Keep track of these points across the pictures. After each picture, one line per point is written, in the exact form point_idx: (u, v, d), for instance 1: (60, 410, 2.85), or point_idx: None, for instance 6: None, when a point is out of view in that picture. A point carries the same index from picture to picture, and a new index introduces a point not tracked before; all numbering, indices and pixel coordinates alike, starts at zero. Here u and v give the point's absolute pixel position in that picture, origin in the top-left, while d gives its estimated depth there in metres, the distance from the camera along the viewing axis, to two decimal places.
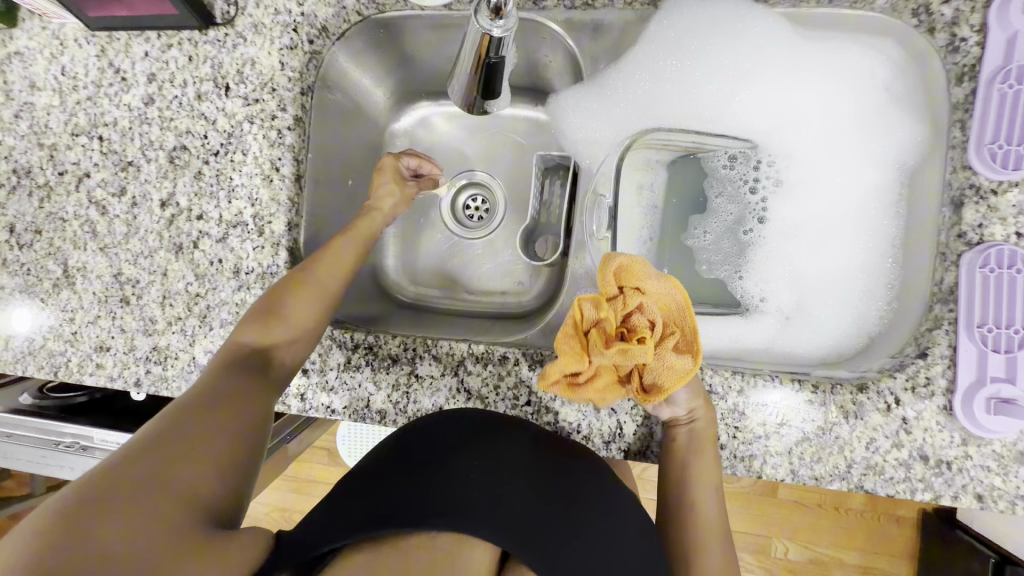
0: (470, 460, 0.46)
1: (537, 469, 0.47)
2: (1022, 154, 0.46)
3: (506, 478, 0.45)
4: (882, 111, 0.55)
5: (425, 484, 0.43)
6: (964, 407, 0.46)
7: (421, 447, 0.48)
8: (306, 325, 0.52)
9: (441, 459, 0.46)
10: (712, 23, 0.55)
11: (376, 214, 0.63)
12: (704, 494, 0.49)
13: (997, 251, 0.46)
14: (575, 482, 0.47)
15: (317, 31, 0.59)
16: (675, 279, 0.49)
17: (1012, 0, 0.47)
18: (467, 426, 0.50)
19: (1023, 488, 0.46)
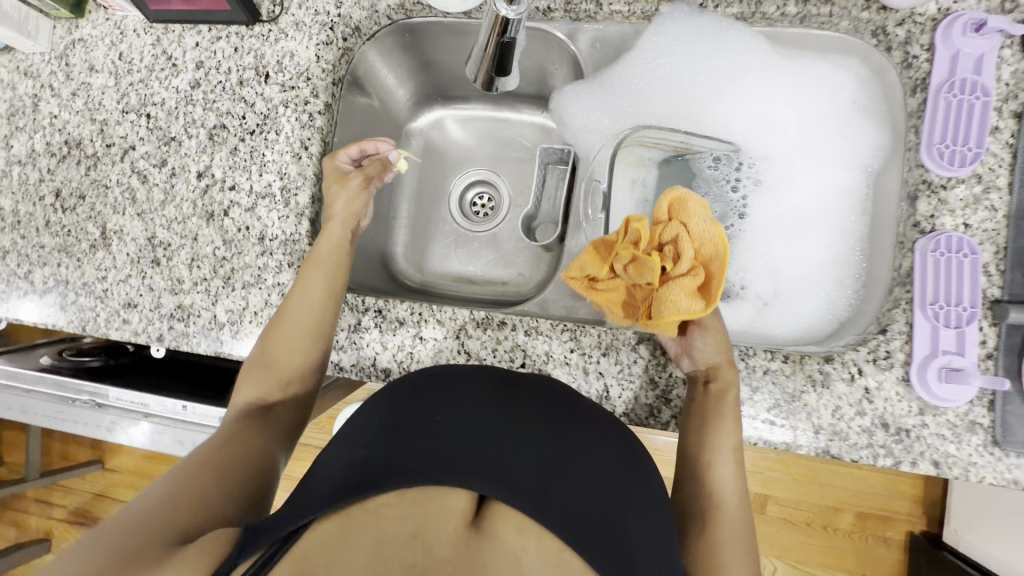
0: (435, 416, 0.44)
1: (511, 414, 0.45)
2: (967, 154, 0.52)
3: (476, 422, 0.43)
4: (850, 121, 0.61)
5: (395, 447, 0.41)
6: (922, 377, 0.51)
7: (390, 406, 0.47)
8: (293, 360, 0.57)
9: (408, 416, 0.44)
10: (700, 35, 0.61)
11: (331, 225, 0.61)
12: (727, 457, 0.50)
13: (945, 236, 0.51)
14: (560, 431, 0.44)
15: (351, 31, 0.67)
16: (722, 227, 0.51)
17: (956, 20, 0.52)
18: (435, 380, 0.49)
19: (975, 456, 0.50)
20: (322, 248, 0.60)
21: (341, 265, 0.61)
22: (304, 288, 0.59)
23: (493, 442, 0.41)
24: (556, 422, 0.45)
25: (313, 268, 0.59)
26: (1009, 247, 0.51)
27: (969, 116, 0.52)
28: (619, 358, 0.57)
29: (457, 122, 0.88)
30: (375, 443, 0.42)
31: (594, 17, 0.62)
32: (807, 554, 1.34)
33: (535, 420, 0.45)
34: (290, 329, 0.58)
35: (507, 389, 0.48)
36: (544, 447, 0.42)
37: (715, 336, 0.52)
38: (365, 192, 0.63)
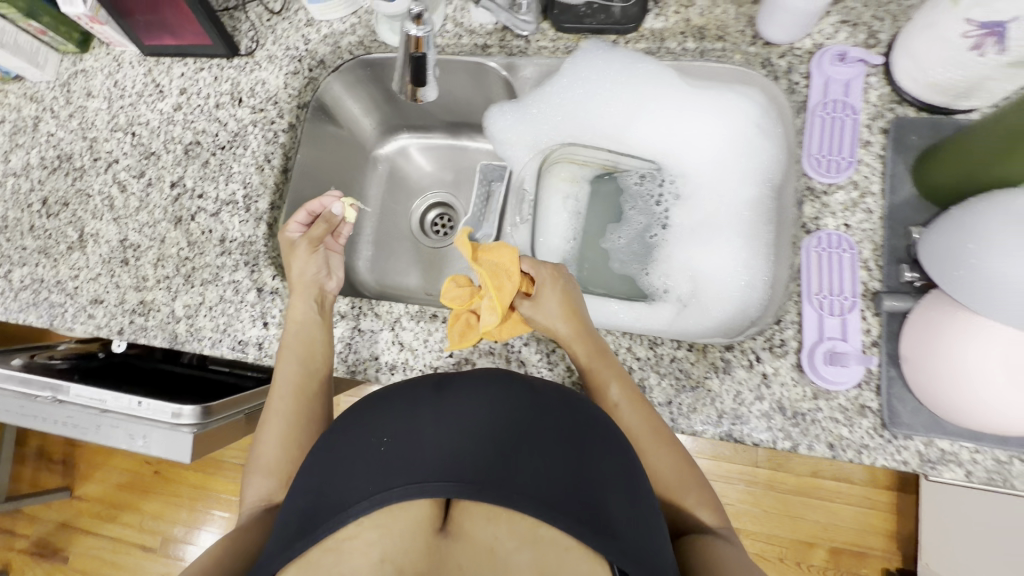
0: (376, 440, 0.44)
1: (451, 412, 0.45)
2: (840, 163, 0.58)
3: (419, 428, 0.44)
4: (754, 142, 0.68)
5: (349, 476, 0.43)
6: (811, 357, 0.54)
7: (341, 430, 0.47)
8: (283, 453, 0.59)
9: (355, 442, 0.45)
10: (612, 65, 0.68)
11: (296, 298, 0.63)
12: (619, 408, 0.54)
13: (822, 237, 0.57)
14: (508, 413, 0.45)
15: (316, 63, 0.76)
16: (505, 248, 0.58)
17: (824, 54, 0.60)
18: (377, 395, 0.49)
19: (867, 438, 0.53)
20: (293, 327, 0.63)
21: (316, 343, 0.63)
22: (283, 376, 0.62)
23: (442, 445, 0.42)
24: (506, 405, 0.45)
25: (288, 353, 0.62)
26: (885, 244, 0.56)
27: (840, 133, 0.59)
28: (539, 347, 0.62)
29: (421, 151, 0.96)
30: (331, 478, 0.44)
31: (525, 52, 0.70)
32: None
33: (479, 406, 0.45)
34: (277, 425, 0.61)
35: (443, 386, 0.48)
36: (493, 437, 0.42)
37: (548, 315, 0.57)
38: (319, 250, 0.67)
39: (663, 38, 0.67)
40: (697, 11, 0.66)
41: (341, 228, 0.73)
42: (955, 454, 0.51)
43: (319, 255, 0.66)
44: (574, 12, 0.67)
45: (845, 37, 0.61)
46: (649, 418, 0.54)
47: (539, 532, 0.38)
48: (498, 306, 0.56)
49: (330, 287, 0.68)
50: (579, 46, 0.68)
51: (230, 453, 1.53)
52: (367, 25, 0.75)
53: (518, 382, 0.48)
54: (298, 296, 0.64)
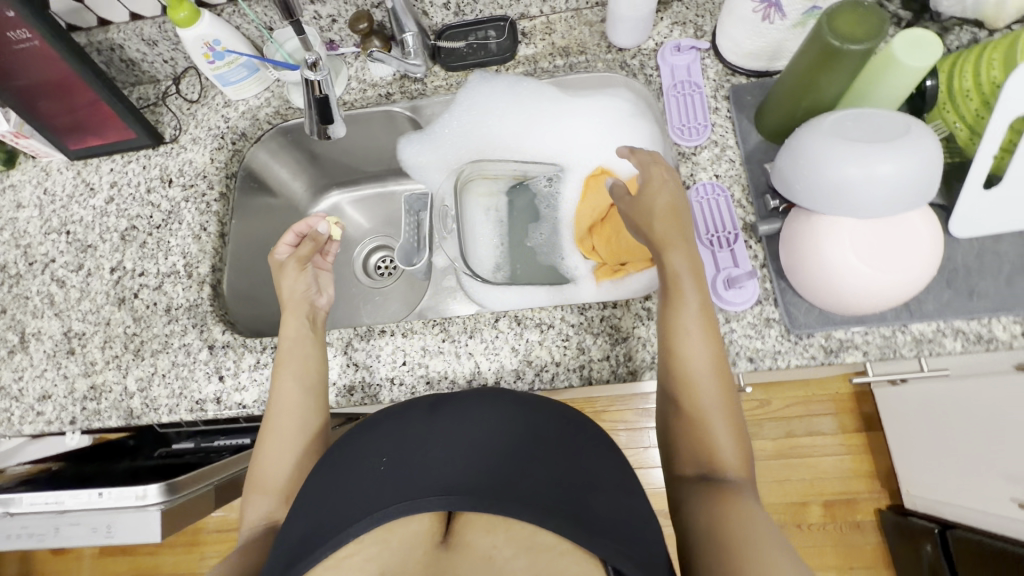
0: (376, 459, 0.47)
1: (449, 427, 0.48)
2: (699, 129, 0.69)
3: (418, 448, 0.46)
4: (630, 128, 0.76)
5: (346, 495, 0.45)
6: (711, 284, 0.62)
7: (338, 458, 0.49)
8: (283, 469, 0.59)
9: (353, 467, 0.47)
10: (499, 92, 0.78)
11: (289, 315, 0.66)
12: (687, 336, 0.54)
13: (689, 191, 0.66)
14: (505, 424, 0.48)
15: (238, 137, 0.83)
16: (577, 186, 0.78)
17: (665, 50, 0.73)
18: (372, 420, 0.51)
19: (777, 344, 0.60)
20: (292, 350, 0.64)
21: (310, 360, 0.64)
22: (283, 394, 0.62)
23: (438, 462, 0.45)
24: (497, 419, 0.48)
25: (284, 372, 0.63)
26: (750, 184, 0.66)
27: (692, 105, 0.70)
28: (484, 337, 0.65)
29: (353, 204, 1.01)
30: (327, 499, 0.45)
31: (424, 93, 0.80)
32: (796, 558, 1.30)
33: (475, 421, 0.48)
34: (277, 443, 0.60)
35: (439, 409, 0.51)
36: (489, 450, 0.46)
37: (652, 218, 0.59)
38: (307, 269, 0.71)
39: (536, 60, 0.78)
40: (559, 35, 0.78)
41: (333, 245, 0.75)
42: (851, 339, 0.59)
43: (308, 274, 0.70)
44: (458, 53, 0.78)
45: (679, 33, 0.74)
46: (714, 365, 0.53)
47: (537, 540, 0.40)
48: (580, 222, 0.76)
49: (322, 299, 0.71)
50: (467, 79, 0.78)
51: (207, 561, 1.43)
52: (280, 96, 0.82)
53: (509, 397, 0.51)
54: (290, 317, 0.66)
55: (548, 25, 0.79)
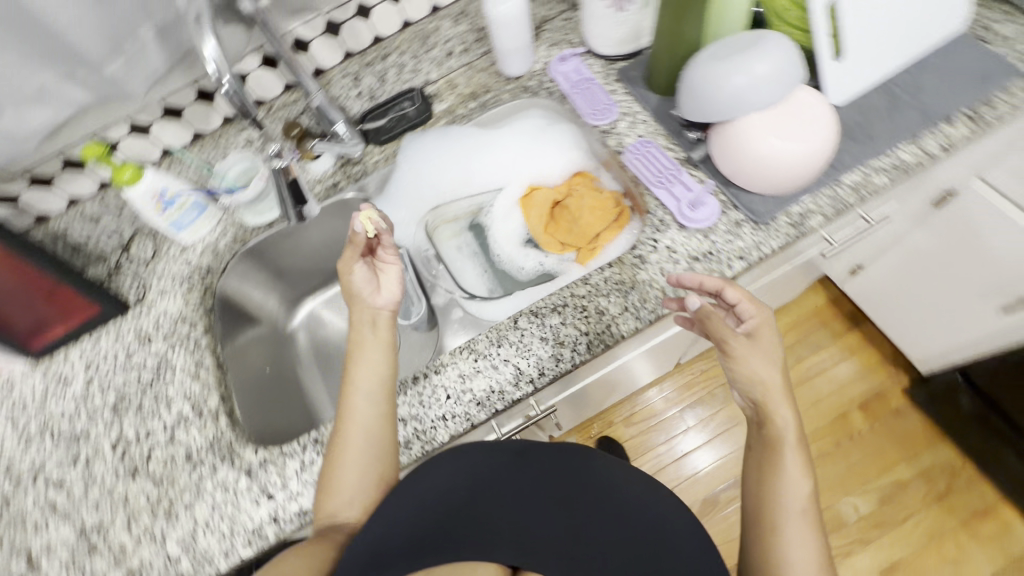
0: (462, 493, 0.58)
1: (533, 484, 0.60)
2: (607, 108, 0.81)
3: (502, 503, 0.58)
4: (547, 132, 0.88)
5: (433, 525, 0.56)
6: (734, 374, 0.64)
7: (422, 486, 0.58)
8: (361, 468, 0.59)
9: (439, 497, 0.58)
10: (431, 145, 0.87)
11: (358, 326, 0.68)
12: (790, 541, 0.55)
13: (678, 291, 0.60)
14: (583, 487, 0.60)
15: (205, 273, 0.84)
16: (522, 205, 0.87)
17: (552, 65, 0.86)
18: (457, 459, 0.60)
19: (754, 238, 0.68)
20: (364, 369, 0.64)
21: (382, 363, 0.65)
22: (358, 413, 0.61)
23: (512, 512, 0.58)
24: (573, 484, 0.60)
25: (356, 379, 0.64)
26: (669, 131, 0.77)
27: (594, 93, 0.82)
28: (512, 341, 0.68)
29: (330, 308, 1.01)
30: (416, 521, 0.56)
31: (367, 169, 0.86)
32: (867, 468, 1.30)
33: (557, 483, 0.60)
34: (352, 448, 0.60)
35: (526, 460, 0.61)
36: (563, 513, 0.58)
37: (759, 378, 0.59)
38: (360, 262, 0.70)
39: (452, 110, 0.88)
40: (462, 86, 0.90)
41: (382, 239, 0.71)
42: (807, 209, 0.68)
43: (362, 267, 0.70)
44: (384, 128, 0.87)
45: (558, 48, 0.88)
46: (815, 555, 0.54)
47: None
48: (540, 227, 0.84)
49: (379, 300, 0.69)
50: (400, 146, 0.87)
51: None
52: (234, 223, 0.86)
53: (589, 459, 0.62)
54: (358, 334, 0.68)
55: (451, 83, 0.90)
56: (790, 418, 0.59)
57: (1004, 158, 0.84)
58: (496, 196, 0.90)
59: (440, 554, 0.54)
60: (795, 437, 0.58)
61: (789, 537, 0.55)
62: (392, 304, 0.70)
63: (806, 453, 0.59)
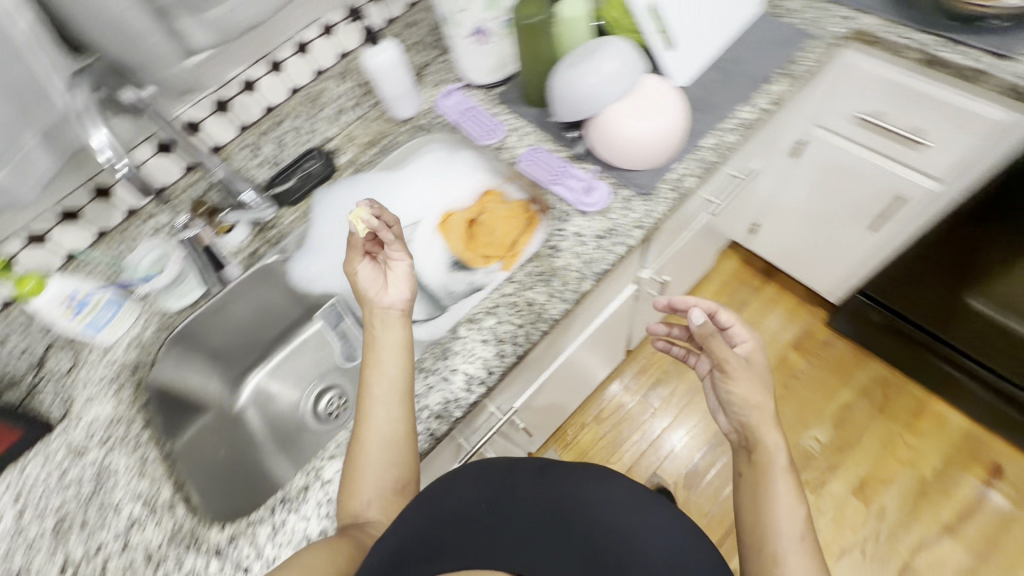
0: (474, 505, 0.60)
1: (546, 502, 0.60)
2: (492, 129, 0.89)
3: (515, 522, 0.59)
4: (449, 160, 0.94)
5: (442, 532, 0.56)
6: (724, 405, 0.65)
7: (437, 496, 0.60)
8: (386, 468, 0.61)
9: (451, 505, 0.59)
10: (342, 193, 0.91)
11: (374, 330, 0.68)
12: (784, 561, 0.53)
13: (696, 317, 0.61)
14: (597, 510, 0.59)
15: (133, 368, 0.81)
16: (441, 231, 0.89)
17: (438, 103, 0.94)
18: (471, 476, 0.63)
19: (644, 208, 0.77)
20: (380, 373, 0.65)
21: (400, 368, 0.65)
22: (376, 418, 0.62)
23: (520, 537, 0.58)
24: (590, 503, 0.59)
25: (373, 388, 0.64)
26: (552, 135, 0.86)
27: (479, 118, 0.91)
28: (454, 351, 0.71)
29: (276, 377, 0.99)
30: (425, 526, 0.56)
31: (285, 232, 0.89)
32: (816, 401, 1.41)
33: (573, 500, 0.60)
34: (375, 450, 0.61)
35: (550, 474, 0.63)
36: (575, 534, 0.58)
37: (742, 394, 0.62)
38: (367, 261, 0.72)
39: (354, 160, 0.94)
40: (360, 136, 0.95)
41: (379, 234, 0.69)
42: (680, 174, 0.78)
43: (367, 267, 0.72)
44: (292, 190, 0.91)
45: (439, 87, 0.96)
46: None
47: None
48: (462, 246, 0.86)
49: (386, 299, 0.70)
50: (312, 202, 0.91)
51: None
52: (156, 312, 0.84)
53: (610, 481, 0.61)
54: (370, 336, 0.68)
55: (349, 135, 0.96)
56: (778, 444, 0.60)
57: (825, 105, 1.01)
58: (416, 228, 0.92)
59: (439, 560, 0.54)
60: (785, 464, 0.59)
61: (790, 561, 0.53)
62: (400, 300, 0.70)
63: (799, 483, 0.59)
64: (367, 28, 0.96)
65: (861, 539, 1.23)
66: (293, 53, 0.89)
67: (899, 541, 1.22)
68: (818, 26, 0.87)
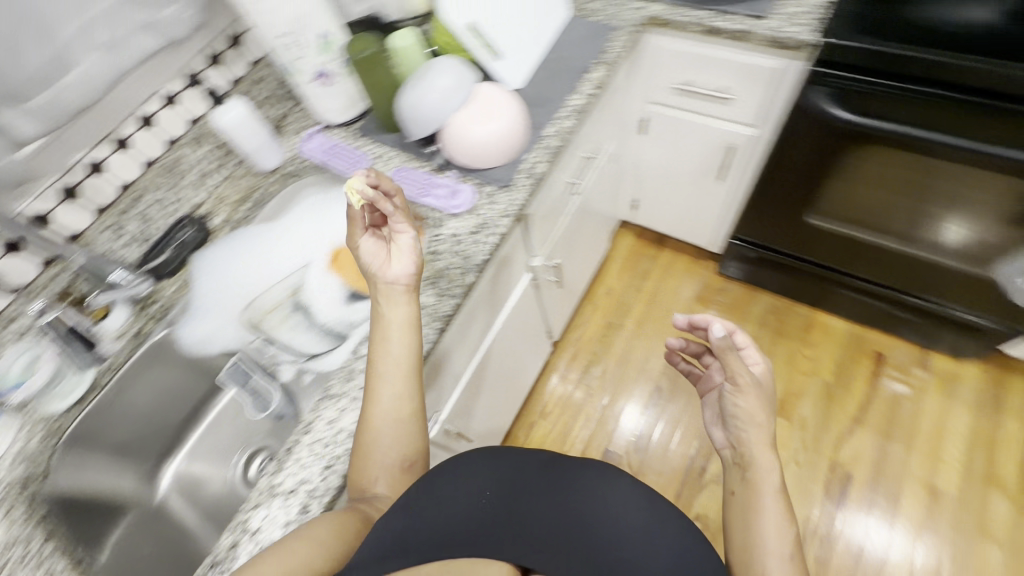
0: (484, 491, 0.62)
1: (557, 493, 0.62)
2: (356, 161, 0.93)
3: (526, 511, 0.61)
4: (325, 199, 0.95)
5: (449, 520, 0.59)
6: (725, 421, 0.69)
7: (448, 481, 0.63)
8: (394, 440, 0.67)
9: (461, 492, 0.62)
10: (224, 249, 0.92)
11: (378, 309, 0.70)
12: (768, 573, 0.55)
13: (721, 333, 0.66)
14: (601, 509, 0.60)
15: (22, 482, 0.72)
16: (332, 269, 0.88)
17: (301, 147, 0.98)
18: (482, 463, 0.65)
19: (508, 198, 0.84)
20: (383, 357, 0.68)
21: (406, 353, 0.69)
22: (381, 399, 0.67)
23: (530, 529, 0.59)
24: (597, 502, 0.61)
25: (379, 375, 0.68)
26: (413, 154, 0.92)
27: (342, 152, 0.95)
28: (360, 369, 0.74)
29: (198, 457, 0.95)
30: (432, 515, 0.60)
31: (170, 304, 0.87)
32: None
33: (580, 495, 0.62)
34: (382, 423, 0.67)
35: (557, 467, 0.65)
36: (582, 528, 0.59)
37: (735, 410, 0.66)
38: (368, 236, 0.73)
39: (228, 219, 0.94)
40: (229, 195, 0.96)
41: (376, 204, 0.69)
42: (531, 163, 0.87)
43: (369, 241, 0.73)
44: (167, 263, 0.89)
45: (299, 133, 0.99)
46: None
47: None
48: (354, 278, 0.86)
49: (390, 273, 0.71)
50: (191, 268, 0.90)
51: None
52: (37, 419, 0.77)
53: (620, 485, 0.62)
54: (377, 310, 0.71)
55: (219, 196, 0.96)
56: (771, 466, 0.62)
57: (648, 83, 1.16)
58: (304, 272, 0.90)
59: (447, 547, 0.57)
60: (775, 488, 0.61)
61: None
62: (405, 274, 0.71)
63: (790, 505, 0.61)
64: (211, 91, 0.98)
65: (796, 452, 1.35)
66: (138, 127, 0.90)
67: (825, 443, 1.35)
68: (618, 19, 1.01)
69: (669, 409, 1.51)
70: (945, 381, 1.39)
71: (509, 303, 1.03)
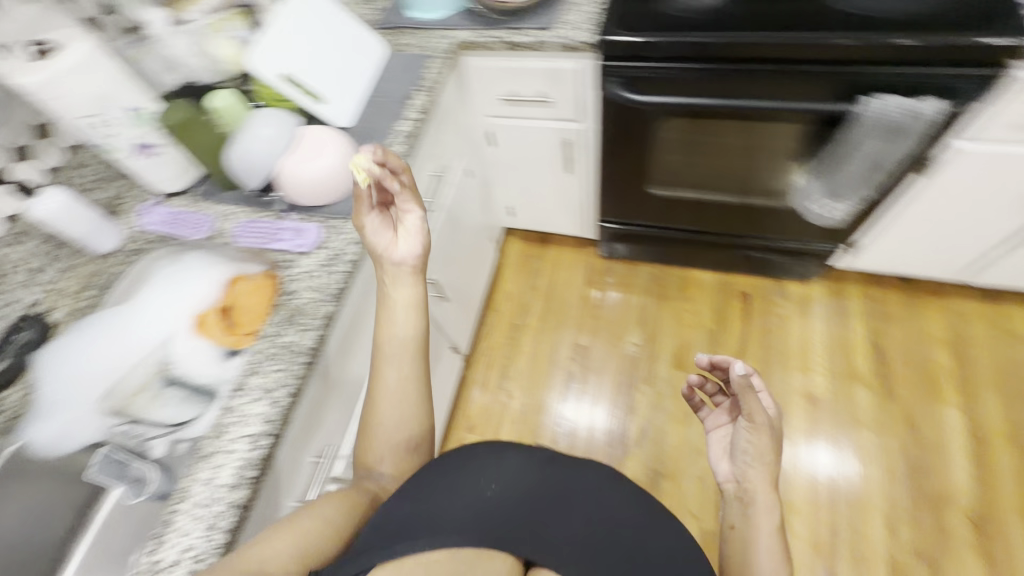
0: (491, 485, 0.66)
1: (560, 487, 0.68)
2: (200, 223, 0.94)
3: (535, 505, 0.65)
4: (180, 267, 0.86)
5: (454, 509, 0.62)
6: (734, 453, 0.79)
7: (454, 479, 0.67)
8: (401, 421, 0.76)
9: (467, 488, 0.65)
10: (78, 341, 0.81)
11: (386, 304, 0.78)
12: None
13: (744, 375, 0.72)
14: (598, 499, 0.68)
15: None
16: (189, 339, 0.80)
17: (138, 222, 0.96)
18: (491, 463, 0.70)
19: (354, 226, 0.89)
20: (389, 343, 0.77)
21: (409, 343, 0.78)
22: (388, 383, 0.76)
23: (540, 525, 0.63)
24: (591, 491, 0.69)
25: (386, 362, 0.77)
26: (255, 205, 0.94)
27: (184, 218, 0.95)
28: (231, 422, 0.74)
29: None
30: (435, 510, 0.62)
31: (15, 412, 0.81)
32: (620, 315, 1.68)
33: (574, 484, 0.69)
34: (392, 405, 0.76)
35: (557, 465, 0.72)
36: (584, 512, 0.66)
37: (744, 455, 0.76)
38: (371, 213, 0.77)
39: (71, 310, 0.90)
40: (67, 285, 0.92)
41: (383, 182, 0.76)
42: None
43: (373, 219, 0.77)
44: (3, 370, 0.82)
45: (133, 209, 0.98)
46: None
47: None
48: (225, 340, 0.81)
49: (398, 254, 0.77)
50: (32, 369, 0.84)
51: None
52: None
53: (614, 485, 0.71)
54: (384, 290, 0.79)
55: (55, 289, 0.91)
56: (768, 506, 0.73)
57: (477, 101, 1.27)
58: (170, 345, 0.80)
59: (453, 532, 0.59)
60: (769, 528, 0.71)
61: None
62: (411, 256, 0.78)
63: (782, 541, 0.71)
64: (23, 186, 0.94)
65: None
66: None
67: None
68: (429, 48, 1.11)
69: (586, 389, 1.58)
70: (802, 303, 1.58)
71: (389, 326, 1.06)
